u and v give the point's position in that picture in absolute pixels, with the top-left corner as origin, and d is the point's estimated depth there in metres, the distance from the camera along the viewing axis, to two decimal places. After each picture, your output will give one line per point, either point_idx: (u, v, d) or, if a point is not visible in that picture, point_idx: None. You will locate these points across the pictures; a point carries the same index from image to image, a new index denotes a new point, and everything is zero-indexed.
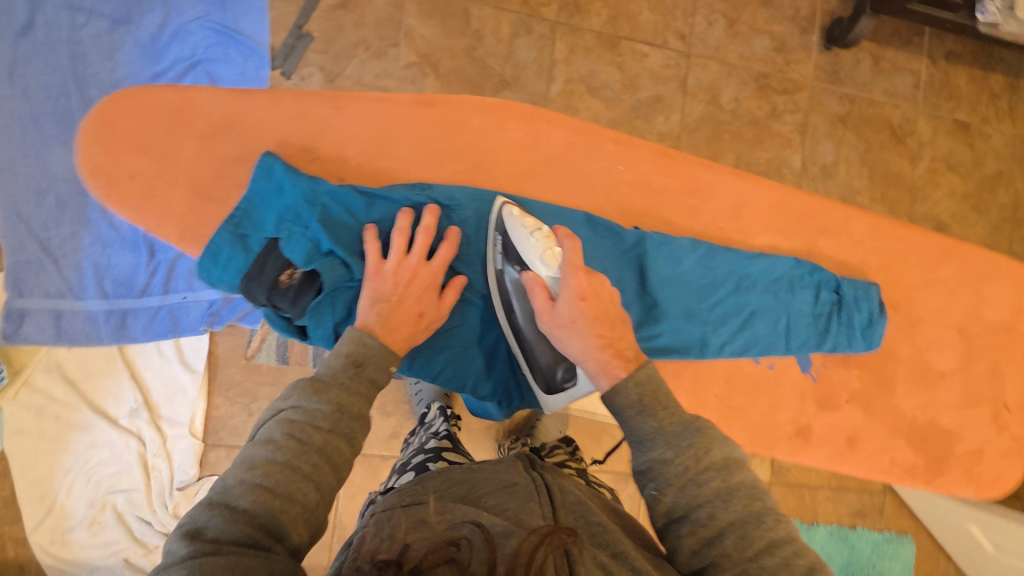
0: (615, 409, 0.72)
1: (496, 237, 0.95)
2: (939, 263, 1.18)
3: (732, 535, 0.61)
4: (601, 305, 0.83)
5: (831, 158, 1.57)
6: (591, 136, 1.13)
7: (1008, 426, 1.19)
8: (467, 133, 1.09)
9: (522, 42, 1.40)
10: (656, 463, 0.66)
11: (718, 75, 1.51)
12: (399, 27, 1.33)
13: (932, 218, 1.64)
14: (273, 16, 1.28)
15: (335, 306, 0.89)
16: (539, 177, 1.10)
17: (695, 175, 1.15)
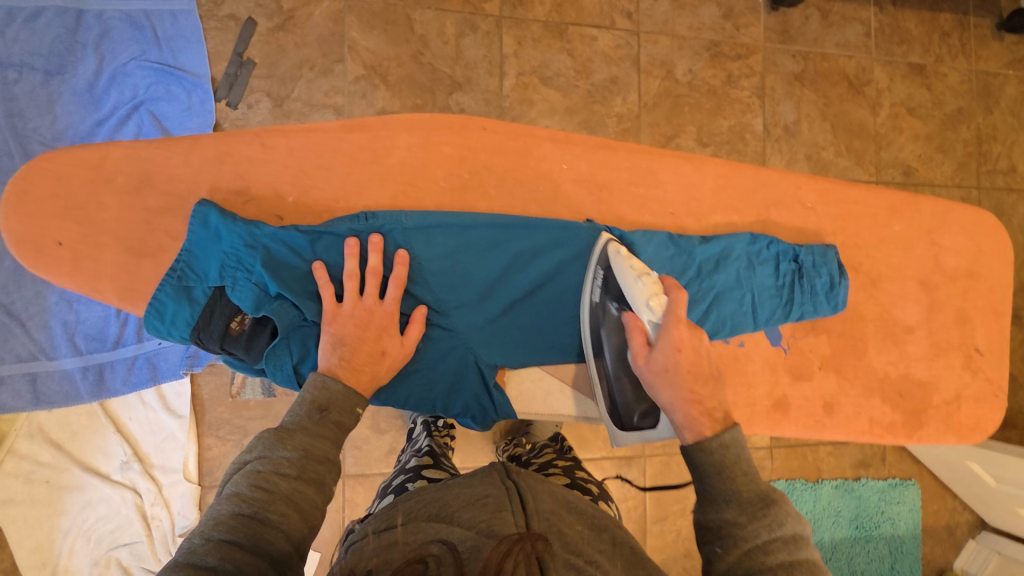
0: (693, 462, 0.70)
1: (596, 269, 0.90)
2: (890, 216, 1.04)
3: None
4: (697, 360, 0.79)
5: (792, 117, 1.57)
6: (531, 136, 0.97)
7: (990, 379, 1.05)
8: (393, 151, 0.93)
9: (469, 41, 1.38)
10: (728, 523, 0.64)
11: (669, 49, 1.49)
12: (342, 42, 1.31)
13: (898, 164, 1.64)
14: (210, 47, 1.25)
15: (292, 349, 0.80)
16: (478, 189, 0.95)
17: (662, 165, 1.00)
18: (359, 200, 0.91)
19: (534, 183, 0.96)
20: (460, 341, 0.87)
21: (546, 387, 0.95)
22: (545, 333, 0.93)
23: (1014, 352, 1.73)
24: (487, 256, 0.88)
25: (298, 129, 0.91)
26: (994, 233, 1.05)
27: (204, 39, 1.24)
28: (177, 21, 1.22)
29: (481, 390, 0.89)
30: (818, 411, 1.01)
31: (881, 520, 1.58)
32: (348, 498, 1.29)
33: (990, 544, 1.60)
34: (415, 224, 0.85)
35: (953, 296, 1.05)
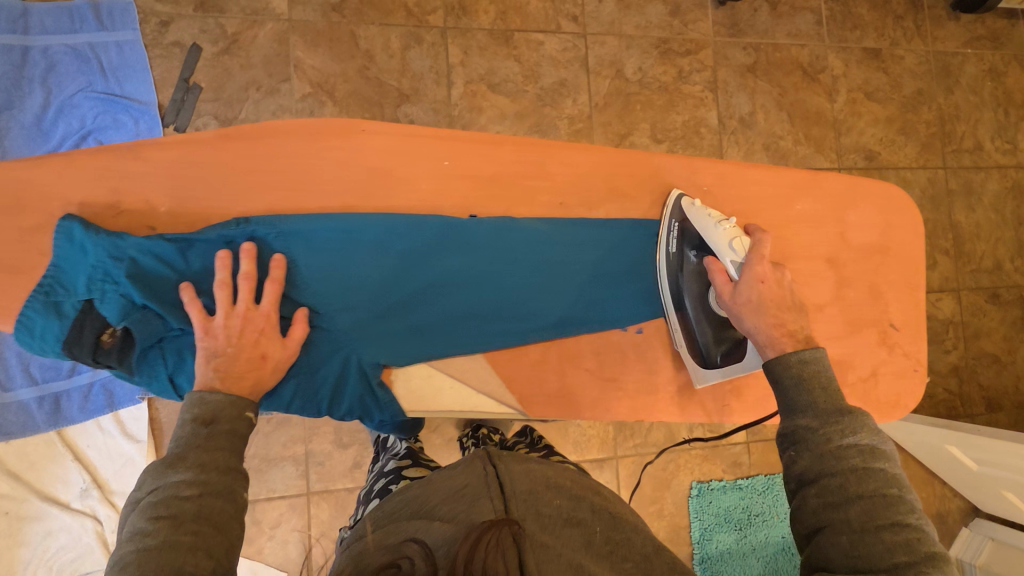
0: (777, 377, 0.74)
1: (671, 223, 0.87)
2: (792, 195, 0.93)
3: (858, 507, 0.61)
4: (780, 292, 0.80)
5: (747, 108, 1.56)
6: (412, 134, 0.81)
7: (907, 354, 0.95)
8: (266, 157, 0.78)
9: (415, 53, 1.39)
10: (803, 429, 0.68)
11: (618, 49, 1.50)
12: (287, 61, 1.33)
13: (859, 149, 1.63)
14: (156, 74, 1.28)
15: (168, 358, 0.74)
16: (365, 195, 0.80)
17: (551, 155, 0.86)
18: (230, 214, 0.77)
19: (416, 183, 0.82)
20: (347, 342, 0.77)
21: (436, 384, 0.82)
22: (446, 328, 0.81)
23: (994, 332, 1.68)
24: (377, 255, 0.78)
25: (158, 142, 0.76)
26: (903, 205, 0.98)
27: (150, 68, 1.27)
28: (122, 51, 1.25)
29: (364, 389, 0.78)
30: (726, 397, 0.91)
31: None
32: (312, 514, 1.28)
33: (984, 530, 1.55)
34: (291, 228, 0.76)
35: (865, 272, 0.96)
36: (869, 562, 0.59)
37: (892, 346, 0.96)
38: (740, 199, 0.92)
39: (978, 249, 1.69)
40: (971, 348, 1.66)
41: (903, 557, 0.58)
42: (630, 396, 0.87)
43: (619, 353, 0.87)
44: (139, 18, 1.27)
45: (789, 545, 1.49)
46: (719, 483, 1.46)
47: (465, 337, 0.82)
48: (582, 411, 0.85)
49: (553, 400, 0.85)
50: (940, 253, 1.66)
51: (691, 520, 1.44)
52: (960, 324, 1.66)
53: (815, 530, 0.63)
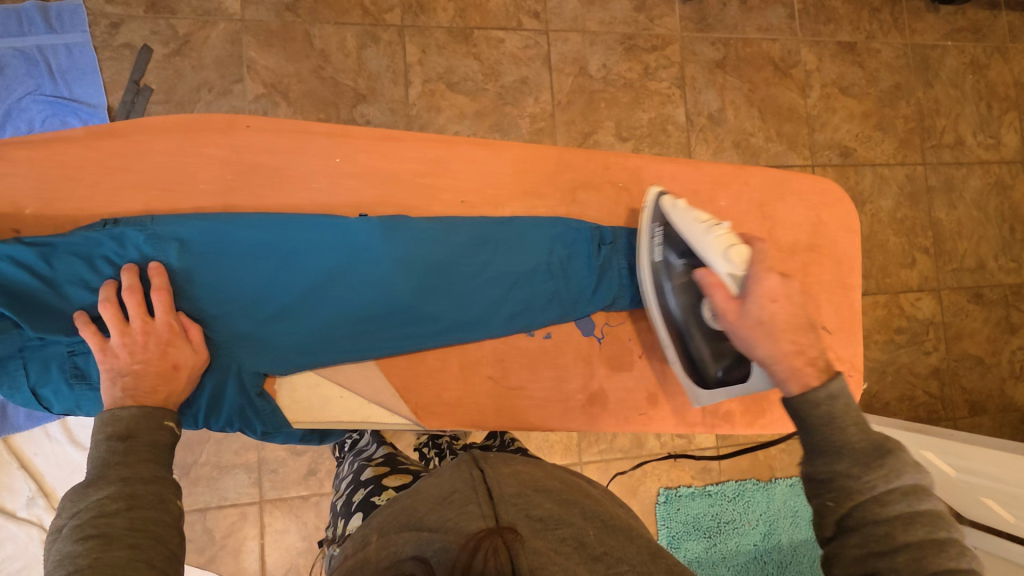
0: (797, 412, 0.61)
1: (653, 227, 0.84)
2: (712, 190, 0.91)
3: (906, 557, 0.50)
4: (794, 312, 0.68)
5: (716, 105, 1.53)
6: (304, 132, 0.81)
7: (842, 359, 0.91)
8: (149, 155, 0.78)
9: (371, 52, 1.37)
10: (840, 475, 0.55)
11: (581, 45, 1.47)
12: (240, 62, 1.31)
13: (834, 146, 1.59)
14: (106, 76, 1.26)
15: (30, 369, 0.70)
16: (244, 191, 0.79)
17: (451, 152, 0.85)
18: (109, 211, 0.76)
19: (307, 181, 0.81)
20: (224, 350, 0.74)
21: (325, 393, 0.80)
22: (331, 335, 0.78)
23: (977, 333, 1.63)
24: (252, 258, 0.75)
25: (40, 138, 0.76)
26: (837, 201, 0.94)
27: (99, 69, 1.25)
28: (72, 53, 1.24)
29: (243, 400, 0.76)
30: (642, 402, 0.89)
31: None
32: (263, 523, 1.25)
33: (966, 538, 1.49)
34: (163, 230, 0.73)
35: (795, 272, 0.91)
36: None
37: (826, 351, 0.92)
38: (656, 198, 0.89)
39: (959, 247, 1.64)
40: (953, 349, 1.61)
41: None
42: (539, 403, 0.85)
43: (526, 359, 0.86)
44: (88, 20, 1.25)
45: (761, 554, 1.44)
46: (688, 490, 1.42)
47: (352, 343, 0.79)
48: (488, 422, 0.84)
49: (455, 409, 0.83)
50: (919, 251, 1.62)
51: (659, 528, 1.39)
52: (941, 324, 1.61)
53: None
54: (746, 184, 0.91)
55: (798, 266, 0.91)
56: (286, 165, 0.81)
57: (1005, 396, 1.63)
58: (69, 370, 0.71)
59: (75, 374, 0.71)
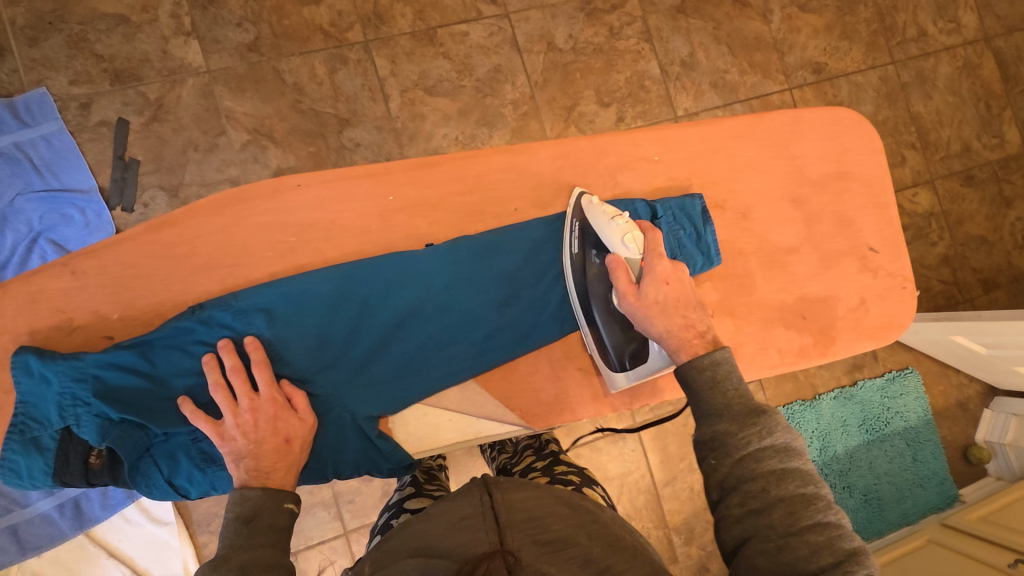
0: (687, 381, 0.73)
1: (572, 223, 0.83)
2: (738, 142, 0.92)
3: (780, 509, 0.62)
4: (686, 292, 0.79)
5: (686, 51, 1.54)
6: (346, 179, 0.81)
7: (891, 274, 0.95)
8: (206, 237, 0.78)
9: (343, 75, 1.36)
10: (720, 434, 0.67)
11: (544, 21, 1.47)
12: (218, 114, 1.30)
13: (806, 65, 1.62)
14: (91, 159, 1.25)
15: (160, 464, 0.74)
16: (306, 249, 0.80)
17: (487, 166, 0.84)
18: (187, 299, 0.77)
19: (360, 226, 0.81)
20: (334, 406, 0.77)
21: (434, 420, 0.82)
22: (426, 367, 0.81)
23: (976, 215, 1.69)
24: (335, 311, 0.76)
25: (98, 244, 0.76)
26: (855, 126, 0.96)
27: (82, 153, 1.24)
28: (50, 143, 1.21)
29: (363, 444, 0.79)
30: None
31: (889, 417, 1.55)
32: (355, 552, 1.29)
33: (1005, 408, 1.58)
34: (245, 305, 0.74)
35: (828, 203, 0.95)
36: (797, 565, 0.59)
37: (875, 270, 0.95)
38: (691, 161, 0.91)
39: (943, 135, 1.69)
40: (958, 235, 1.67)
41: (828, 558, 0.59)
42: (625, 382, 0.88)
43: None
44: (58, 106, 1.23)
45: (822, 467, 1.50)
46: None
47: (446, 366, 0.81)
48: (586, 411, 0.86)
49: (554, 407, 0.85)
50: (907, 148, 1.66)
51: None
52: (941, 214, 1.66)
53: (743, 540, 0.63)
54: (763, 128, 0.93)
55: (833, 197, 0.94)
56: (342, 214, 0.81)
57: (1014, 267, 1.69)
58: (198, 456, 0.74)
59: (205, 459, 0.74)
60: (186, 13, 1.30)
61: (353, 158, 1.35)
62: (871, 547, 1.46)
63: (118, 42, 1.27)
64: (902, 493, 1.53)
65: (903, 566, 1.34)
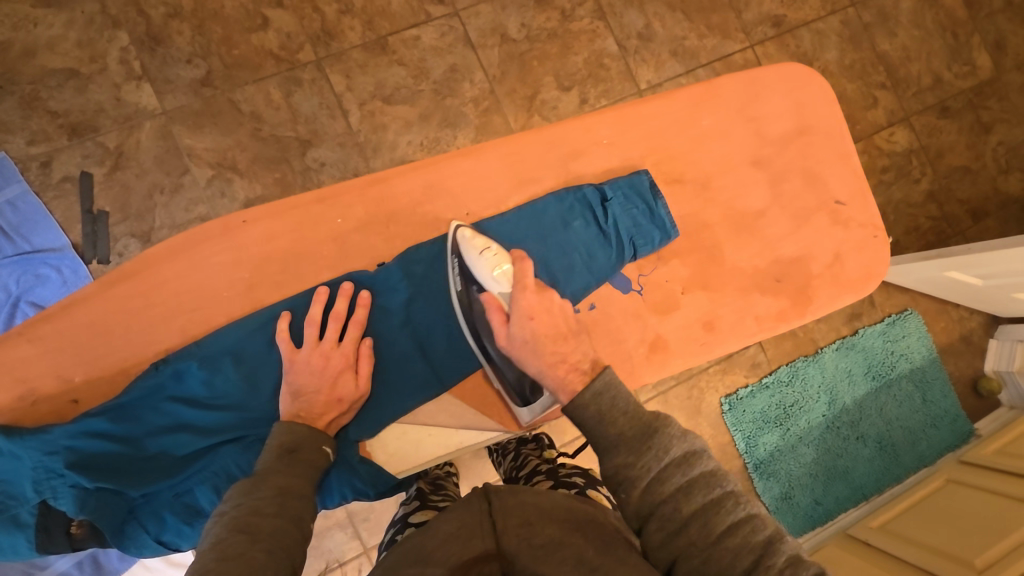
0: (581, 420, 0.68)
1: (453, 260, 0.81)
2: (694, 112, 0.91)
3: (695, 525, 0.60)
4: (555, 321, 0.74)
5: (641, 23, 1.52)
6: (298, 206, 0.82)
7: (863, 224, 0.93)
8: (164, 284, 0.80)
9: (300, 96, 1.35)
10: (621, 467, 0.63)
11: (494, 14, 1.45)
12: (179, 153, 1.29)
13: (765, 20, 1.59)
14: (58, 217, 1.24)
15: (146, 525, 0.74)
16: (266, 284, 0.81)
17: (444, 172, 0.85)
18: (150, 350, 0.79)
19: (320, 255, 0.83)
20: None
21: (413, 437, 0.83)
22: (393, 382, 0.82)
23: (955, 146, 1.66)
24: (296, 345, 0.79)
25: (57, 308, 0.78)
26: (809, 80, 0.95)
27: (50, 212, 1.23)
28: (16, 207, 1.21)
29: (346, 468, 0.78)
30: (698, 333, 0.88)
31: (894, 361, 1.54)
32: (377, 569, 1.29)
33: (1010, 336, 1.56)
34: (209, 352, 0.77)
35: (791, 160, 0.93)
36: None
37: (847, 223, 0.93)
38: (645, 139, 0.90)
39: (913, 71, 1.66)
40: (940, 168, 1.65)
41: (750, 557, 0.57)
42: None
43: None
44: (19, 168, 1.23)
45: (832, 421, 1.49)
46: (746, 389, 1.47)
47: (415, 378, 0.82)
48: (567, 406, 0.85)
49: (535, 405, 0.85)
50: (878, 88, 1.64)
51: (733, 434, 1.45)
52: (921, 149, 1.64)
53: (672, 563, 0.60)
54: (715, 95, 0.91)
55: (794, 155, 0.93)
56: (299, 244, 0.82)
57: (1001, 193, 1.67)
58: (182, 510, 0.74)
59: (190, 512, 0.75)
60: (134, 57, 1.29)
61: (319, 178, 1.34)
62: (889, 495, 1.46)
63: (70, 95, 1.26)
64: (914, 435, 1.52)
65: (911, 518, 1.32)
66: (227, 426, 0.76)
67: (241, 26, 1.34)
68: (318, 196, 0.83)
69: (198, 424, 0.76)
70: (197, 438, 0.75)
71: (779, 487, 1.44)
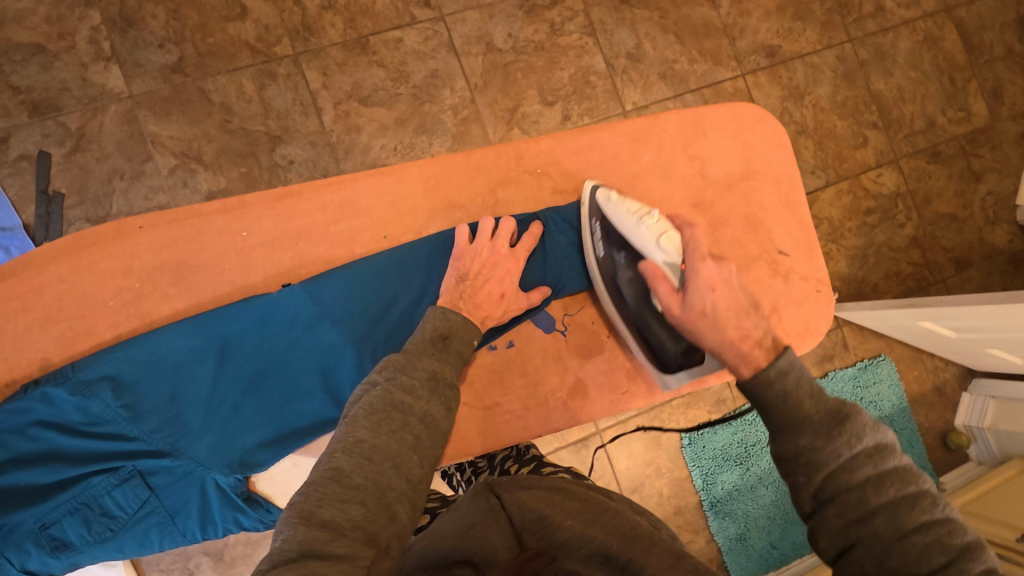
0: (756, 395, 0.63)
1: (593, 224, 0.82)
2: (633, 147, 0.87)
3: (889, 521, 0.52)
4: (735, 296, 0.70)
5: (632, 42, 1.49)
6: (197, 216, 0.78)
7: (805, 277, 0.89)
8: (45, 288, 0.75)
9: (273, 90, 1.31)
10: (807, 451, 0.58)
11: (481, 21, 1.42)
12: (143, 139, 1.26)
13: (758, 48, 1.56)
14: (12, 195, 1.21)
15: (10, 555, 0.73)
16: (155, 294, 0.77)
17: (357, 190, 0.81)
18: (23, 357, 0.74)
19: (217, 265, 0.78)
20: (195, 473, 0.75)
21: (303, 470, 0.82)
22: (287, 418, 0.77)
23: (944, 191, 1.63)
24: (183, 374, 0.74)
25: None
26: (758, 122, 0.91)
27: (3, 190, 1.20)
28: None
29: (226, 502, 0.77)
30: (620, 380, 0.85)
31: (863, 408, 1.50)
32: None
33: (983, 391, 1.53)
34: (83, 376, 0.71)
35: (735, 205, 0.89)
36: (912, 574, 0.51)
37: (790, 273, 0.89)
38: (583, 171, 0.86)
39: (907, 112, 1.63)
40: (925, 214, 1.62)
41: (942, 557, 0.51)
42: (519, 413, 0.83)
43: (493, 375, 0.83)
44: None
45: None
46: (708, 424, 1.44)
47: (309, 412, 0.78)
48: (475, 447, 0.81)
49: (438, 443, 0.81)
50: (868, 127, 1.61)
51: (689, 471, 1.42)
52: (908, 193, 1.61)
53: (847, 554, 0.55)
54: (658, 131, 0.88)
55: (739, 199, 0.89)
56: (199, 255, 0.78)
57: (986, 243, 1.64)
58: (48, 543, 0.73)
59: (57, 545, 0.74)
60: (104, 37, 1.26)
61: (286, 176, 1.31)
62: None
63: (35, 72, 1.23)
64: None
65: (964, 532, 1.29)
66: (102, 455, 0.73)
67: (218, 14, 1.30)
68: (223, 206, 0.78)
69: (72, 451, 0.73)
70: (67, 468, 0.72)
71: (733, 528, 1.41)
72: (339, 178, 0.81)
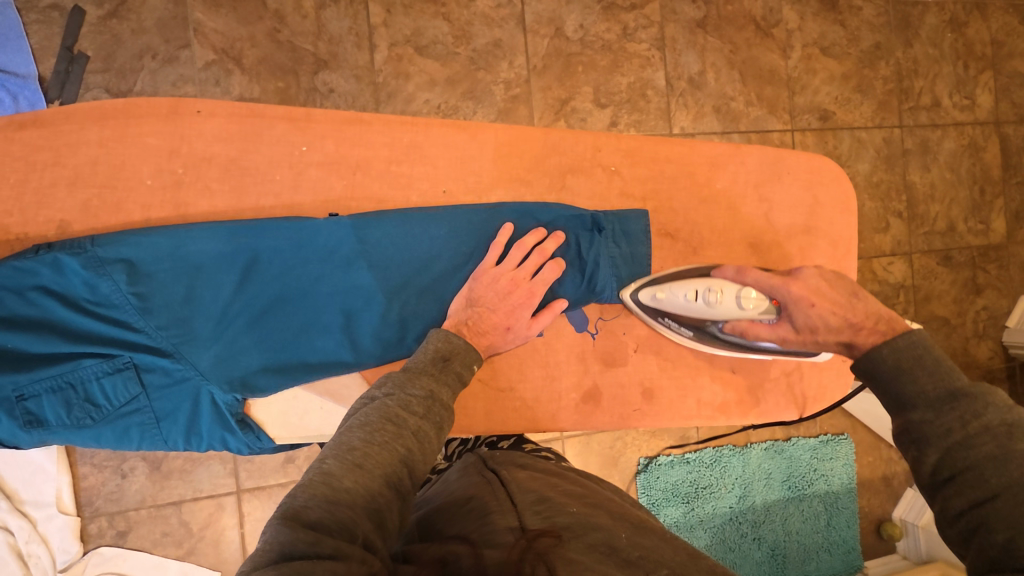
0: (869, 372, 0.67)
1: (663, 320, 0.83)
2: (708, 172, 0.86)
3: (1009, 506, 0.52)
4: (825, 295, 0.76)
5: (697, 68, 1.47)
6: (260, 116, 0.76)
7: None
8: (83, 147, 0.73)
9: (330, 13, 1.26)
10: (915, 423, 0.60)
11: (557, 4, 1.39)
12: (186, 24, 1.19)
13: (814, 109, 1.56)
14: (35, 43, 1.14)
15: None
16: (195, 184, 0.75)
17: (428, 137, 0.80)
18: (40, 214, 0.72)
19: (267, 174, 0.76)
20: (192, 381, 0.73)
21: (303, 404, 0.77)
22: (299, 348, 0.76)
23: (944, 295, 1.67)
24: (204, 278, 0.72)
25: None
26: (833, 181, 0.90)
27: (26, 35, 1.13)
28: None
29: (218, 417, 0.74)
30: (636, 398, 0.86)
31: (815, 478, 1.54)
32: (243, 511, 1.21)
33: None
34: (105, 253, 0.69)
35: (789, 257, 0.88)
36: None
37: None
38: (653, 181, 0.86)
39: (932, 211, 1.66)
40: (923, 311, 1.65)
41: None
42: (529, 401, 0.83)
43: (514, 358, 0.83)
44: None
45: (737, 514, 1.49)
46: (669, 457, 1.45)
47: (322, 347, 0.76)
48: (477, 425, 0.82)
49: None
50: (895, 215, 1.63)
51: (640, 497, 1.43)
52: (913, 287, 1.65)
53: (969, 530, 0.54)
54: (734, 162, 0.87)
55: (795, 251, 0.88)
56: (251, 157, 0.76)
57: (970, 353, 1.68)
58: (21, 416, 0.69)
59: (30, 420, 0.70)
60: None
61: (323, 104, 1.26)
62: None
63: None
64: (807, 554, 1.52)
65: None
66: (101, 338, 0.71)
67: None
68: (288, 114, 0.77)
69: (69, 326, 0.71)
70: (62, 342, 0.70)
71: None
72: (413, 120, 0.80)
